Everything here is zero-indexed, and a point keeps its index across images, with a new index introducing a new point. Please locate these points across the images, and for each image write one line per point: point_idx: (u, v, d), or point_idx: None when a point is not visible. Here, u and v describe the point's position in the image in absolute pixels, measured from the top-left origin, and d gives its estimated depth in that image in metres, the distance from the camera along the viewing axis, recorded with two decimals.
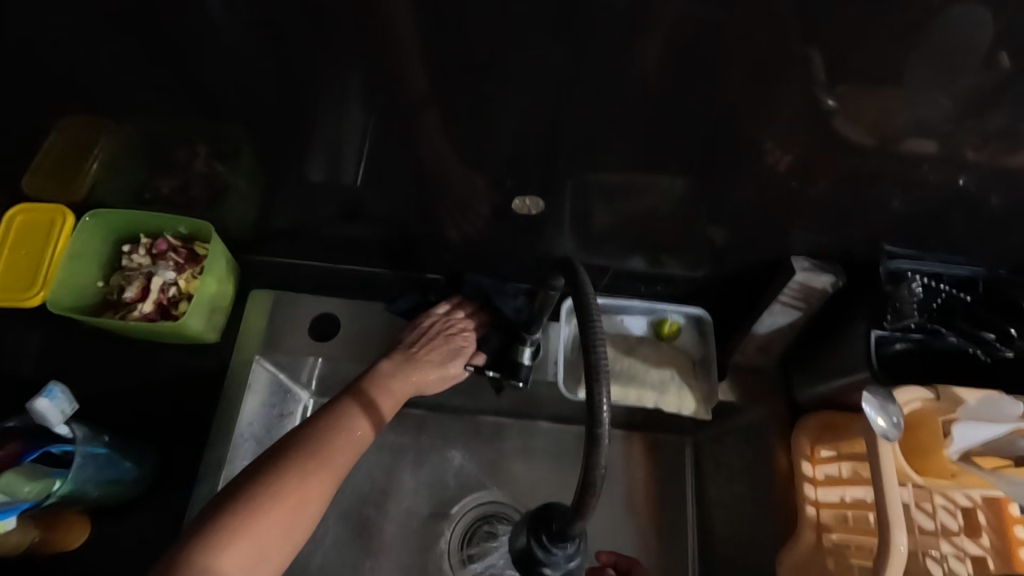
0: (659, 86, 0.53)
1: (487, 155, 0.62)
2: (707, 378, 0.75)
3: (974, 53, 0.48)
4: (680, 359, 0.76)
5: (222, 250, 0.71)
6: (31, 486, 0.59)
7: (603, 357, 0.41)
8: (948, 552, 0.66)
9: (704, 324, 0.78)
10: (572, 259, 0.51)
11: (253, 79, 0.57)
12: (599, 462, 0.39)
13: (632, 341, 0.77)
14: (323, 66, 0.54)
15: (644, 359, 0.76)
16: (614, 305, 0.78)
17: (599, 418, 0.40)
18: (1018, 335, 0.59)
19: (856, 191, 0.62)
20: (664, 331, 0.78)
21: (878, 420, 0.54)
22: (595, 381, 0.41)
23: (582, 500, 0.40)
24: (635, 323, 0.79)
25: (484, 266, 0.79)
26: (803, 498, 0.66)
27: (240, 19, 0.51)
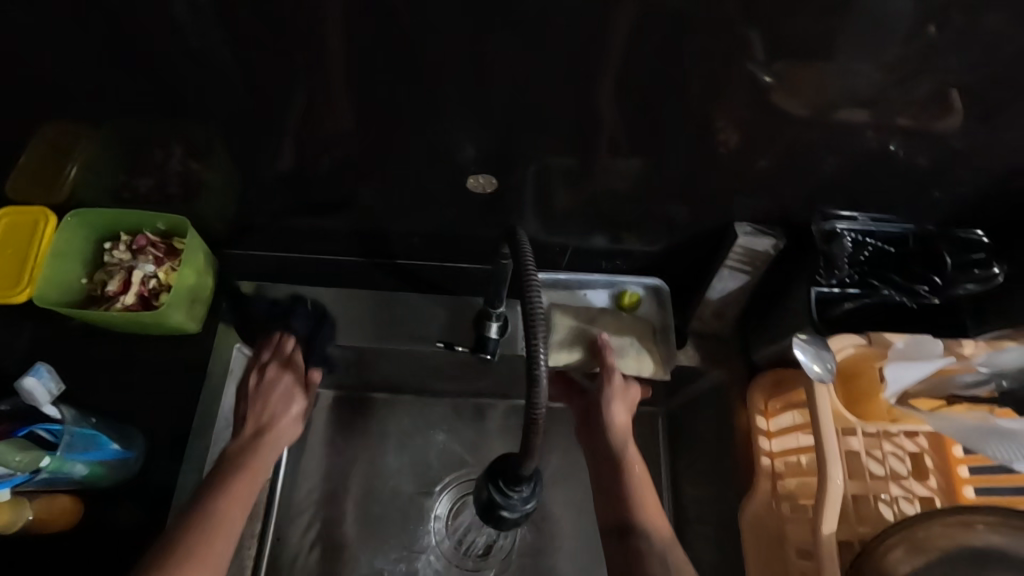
0: (602, 68, 0.56)
1: (448, 141, 0.65)
2: (666, 343, 0.79)
3: (892, 27, 0.51)
4: (639, 327, 0.80)
5: (201, 244, 0.74)
6: (22, 455, 0.62)
7: (541, 320, 0.44)
8: (898, 495, 0.70)
9: (662, 294, 0.82)
10: (518, 228, 0.55)
11: (223, 80, 0.60)
12: (540, 403, 0.43)
13: (595, 311, 0.81)
14: (289, 63, 0.58)
15: (606, 326, 0.79)
16: (577, 277, 0.82)
17: (538, 367, 0.44)
18: (943, 285, 0.65)
19: (797, 161, 0.65)
20: (626, 300, 0.81)
21: (814, 366, 0.59)
22: (534, 342, 0.44)
23: (530, 441, 0.44)
24: (598, 295, 0.82)
25: (454, 252, 0.82)
26: (758, 450, 0.70)
27: (209, 22, 0.54)
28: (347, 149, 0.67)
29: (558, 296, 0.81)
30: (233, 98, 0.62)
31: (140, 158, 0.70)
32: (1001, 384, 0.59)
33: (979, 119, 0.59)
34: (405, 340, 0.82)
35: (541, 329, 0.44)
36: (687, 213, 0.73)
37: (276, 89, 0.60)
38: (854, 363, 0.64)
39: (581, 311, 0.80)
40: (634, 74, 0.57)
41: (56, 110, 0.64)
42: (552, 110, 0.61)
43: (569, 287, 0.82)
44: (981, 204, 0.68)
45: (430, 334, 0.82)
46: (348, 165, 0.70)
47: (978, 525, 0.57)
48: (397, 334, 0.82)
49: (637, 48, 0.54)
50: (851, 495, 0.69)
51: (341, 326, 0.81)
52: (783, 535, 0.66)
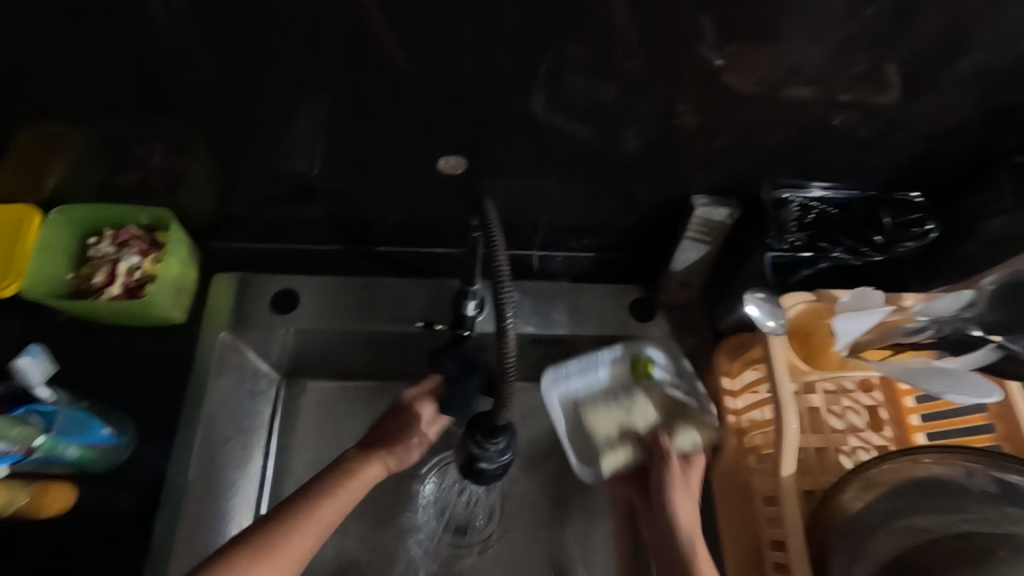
0: (565, 53, 0.60)
1: (423, 128, 0.69)
2: (697, 398, 0.76)
3: (828, 7, 0.56)
4: (663, 393, 0.77)
5: (183, 235, 0.76)
6: (18, 430, 0.66)
7: (505, 282, 0.47)
8: (856, 446, 0.74)
9: (670, 346, 0.78)
10: (487, 201, 0.58)
11: (204, 76, 0.63)
12: (509, 353, 0.47)
13: (620, 398, 0.77)
14: (267, 58, 0.60)
15: (635, 409, 0.76)
16: (584, 362, 0.78)
17: (505, 327, 0.46)
18: (885, 244, 0.70)
19: (750, 137, 0.70)
20: (640, 369, 0.78)
21: (769, 321, 0.63)
22: (500, 306, 0.47)
23: (503, 394, 0.48)
24: (612, 371, 0.79)
25: (433, 238, 0.86)
26: (724, 409, 0.74)
27: (191, 21, 0.57)
28: (327, 140, 0.70)
29: (575, 389, 0.78)
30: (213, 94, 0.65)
31: (122, 155, 0.72)
32: (940, 330, 0.63)
33: (912, 91, 0.64)
34: (385, 322, 0.84)
35: (508, 289, 0.47)
36: (652, 189, 0.78)
37: (255, 84, 0.63)
38: (809, 319, 0.68)
39: (607, 402, 0.77)
40: (596, 58, 0.60)
41: (40, 112, 0.67)
42: (519, 95, 0.64)
43: (583, 374, 0.79)
44: (920, 170, 0.73)
45: (409, 315, 0.84)
46: (328, 155, 0.73)
47: (923, 459, 0.60)
48: (376, 317, 0.84)
49: (596, 33, 0.58)
50: (812, 448, 0.74)
51: (317, 313, 0.83)
52: (747, 484, 0.70)
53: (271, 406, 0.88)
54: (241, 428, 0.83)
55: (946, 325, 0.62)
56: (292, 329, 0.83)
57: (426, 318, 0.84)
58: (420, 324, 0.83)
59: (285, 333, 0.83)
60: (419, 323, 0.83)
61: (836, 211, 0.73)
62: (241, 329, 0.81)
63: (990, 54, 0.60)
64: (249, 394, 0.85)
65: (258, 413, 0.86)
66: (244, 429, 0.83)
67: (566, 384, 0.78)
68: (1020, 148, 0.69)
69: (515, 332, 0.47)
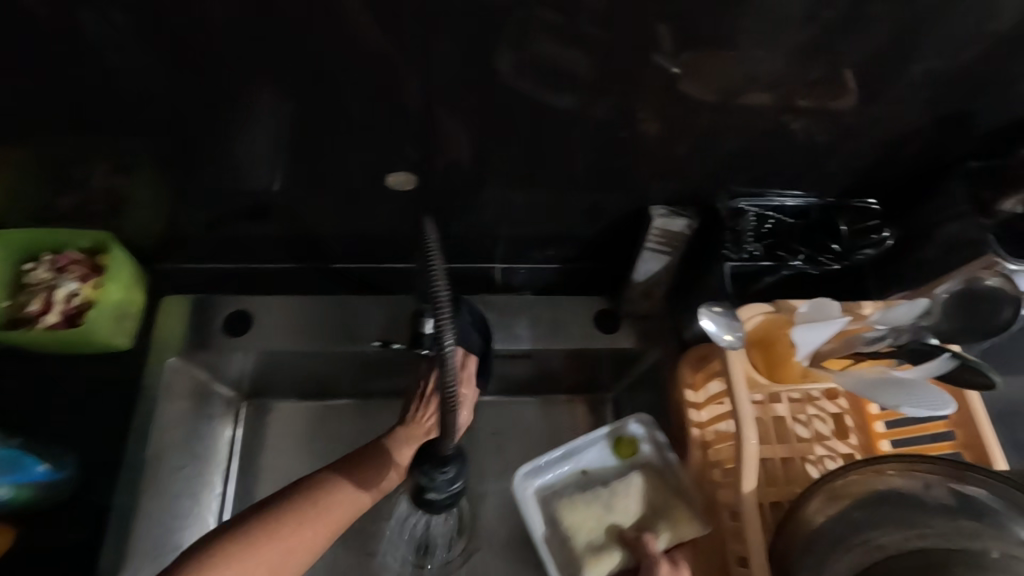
0: (515, 62, 0.59)
1: (376, 142, 0.67)
2: (680, 487, 0.73)
3: (779, 14, 0.55)
4: (648, 476, 0.75)
5: (126, 259, 0.73)
6: None
7: (443, 305, 0.44)
8: (823, 454, 0.73)
9: (651, 427, 0.77)
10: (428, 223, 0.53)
11: (142, 93, 0.60)
12: (450, 378, 0.45)
13: (603, 489, 0.74)
14: (206, 73, 0.58)
15: (619, 495, 0.73)
16: (563, 451, 0.77)
17: (444, 343, 0.44)
18: (842, 252, 0.70)
19: (710, 145, 0.69)
20: (622, 450, 0.77)
21: (726, 335, 0.62)
22: (439, 329, 0.45)
23: (446, 420, 0.46)
24: (591, 457, 0.77)
25: (396, 254, 0.84)
26: (689, 422, 0.72)
27: (123, 38, 0.55)
28: (277, 155, 0.68)
29: (554, 478, 0.76)
30: (154, 112, 0.62)
31: (60, 177, 0.69)
32: (897, 339, 0.62)
33: (868, 98, 0.64)
34: (343, 342, 0.82)
35: (446, 306, 0.45)
36: (613, 200, 0.77)
37: (196, 100, 0.61)
38: (770, 330, 0.67)
39: (588, 492, 0.73)
40: (547, 67, 0.59)
41: None
42: (471, 108, 0.63)
43: (561, 463, 0.76)
44: (877, 175, 0.73)
45: (367, 334, 0.83)
46: (279, 171, 0.71)
47: (887, 471, 0.59)
48: (333, 336, 0.82)
49: (546, 41, 0.57)
50: (778, 458, 0.73)
51: (270, 332, 0.81)
52: (715, 498, 0.69)
53: (231, 429, 0.85)
54: (197, 454, 0.80)
55: (904, 334, 0.62)
56: (250, 352, 0.81)
57: (383, 338, 0.83)
58: (377, 342, 0.82)
59: (237, 356, 0.80)
60: (377, 341, 0.82)
61: (792, 219, 0.73)
62: (194, 354, 0.79)
63: (941, 59, 0.60)
64: (206, 418, 0.82)
65: (216, 436, 0.83)
66: (201, 455, 0.81)
67: (544, 473, 0.76)
68: (972, 152, 0.70)
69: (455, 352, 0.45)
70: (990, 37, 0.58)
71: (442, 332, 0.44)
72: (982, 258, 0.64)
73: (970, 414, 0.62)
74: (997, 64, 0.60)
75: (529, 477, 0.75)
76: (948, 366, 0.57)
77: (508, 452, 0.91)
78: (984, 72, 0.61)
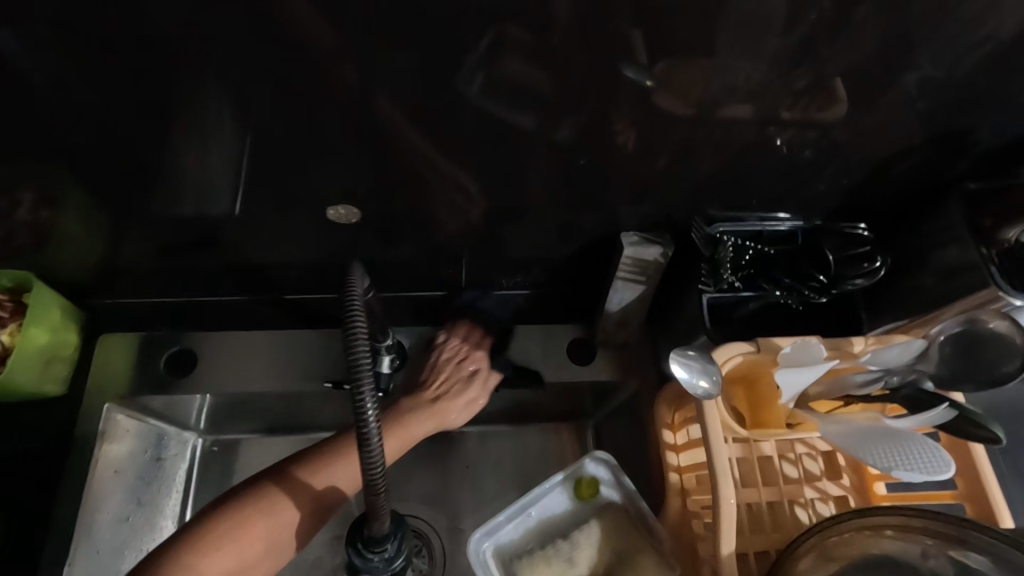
0: (463, 76, 0.53)
1: (320, 165, 0.61)
2: (646, 530, 0.69)
3: (757, 21, 0.49)
4: (612, 520, 0.70)
5: (53, 300, 0.69)
6: None
7: (364, 365, 0.43)
8: (813, 497, 0.65)
9: (610, 465, 0.72)
10: (357, 265, 0.52)
11: (58, 114, 0.55)
12: (374, 461, 0.44)
13: (561, 542, 0.69)
14: (124, 91, 0.53)
15: (580, 547, 0.68)
16: (515, 506, 0.71)
17: (365, 414, 0.43)
18: (829, 283, 0.63)
19: (686, 164, 0.63)
20: (582, 492, 0.72)
21: (700, 381, 0.58)
22: (359, 391, 0.43)
23: (375, 505, 0.46)
24: (550, 504, 0.72)
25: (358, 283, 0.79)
26: (666, 466, 0.66)
27: (29, 53, 0.50)
28: (214, 181, 0.62)
29: (508, 536, 0.70)
30: (73, 134, 0.57)
31: None
32: (891, 380, 0.57)
33: (859, 110, 0.58)
34: (294, 381, 0.78)
35: (366, 379, 0.43)
36: (585, 221, 0.71)
37: (118, 121, 0.56)
38: (753, 368, 0.63)
39: (547, 547, 0.69)
40: (502, 82, 0.53)
41: None
42: (421, 127, 0.57)
43: (515, 518, 0.71)
44: (867, 194, 0.68)
45: (318, 372, 0.79)
46: (217, 198, 0.65)
47: (885, 530, 0.53)
48: (288, 374, 0.79)
49: (497, 54, 0.51)
50: (764, 502, 0.64)
51: (217, 370, 0.78)
52: (694, 549, 0.63)
53: (186, 467, 0.81)
54: (142, 501, 0.76)
55: (898, 375, 0.56)
56: (209, 394, 0.78)
57: (333, 378, 0.79)
58: (329, 383, 0.78)
59: (196, 397, 0.77)
60: (328, 381, 0.78)
61: (773, 250, 0.67)
62: (139, 399, 0.76)
63: (939, 67, 0.54)
64: (153, 462, 0.78)
65: (165, 480, 0.79)
66: (149, 501, 0.77)
67: (499, 532, 0.70)
68: (970, 171, 0.64)
69: (378, 425, 0.44)
70: (994, 44, 0.52)
71: (363, 404, 0.43)
72: (983, 292, 0.58)
73: (975, 467, 0.56)
74: (1000, 73, 0.54)
75: (482, 541, 0.69)
76: (946, 417, 0.51)
77: (480, 486, 0.84)
78: (986, 81, 0.55)
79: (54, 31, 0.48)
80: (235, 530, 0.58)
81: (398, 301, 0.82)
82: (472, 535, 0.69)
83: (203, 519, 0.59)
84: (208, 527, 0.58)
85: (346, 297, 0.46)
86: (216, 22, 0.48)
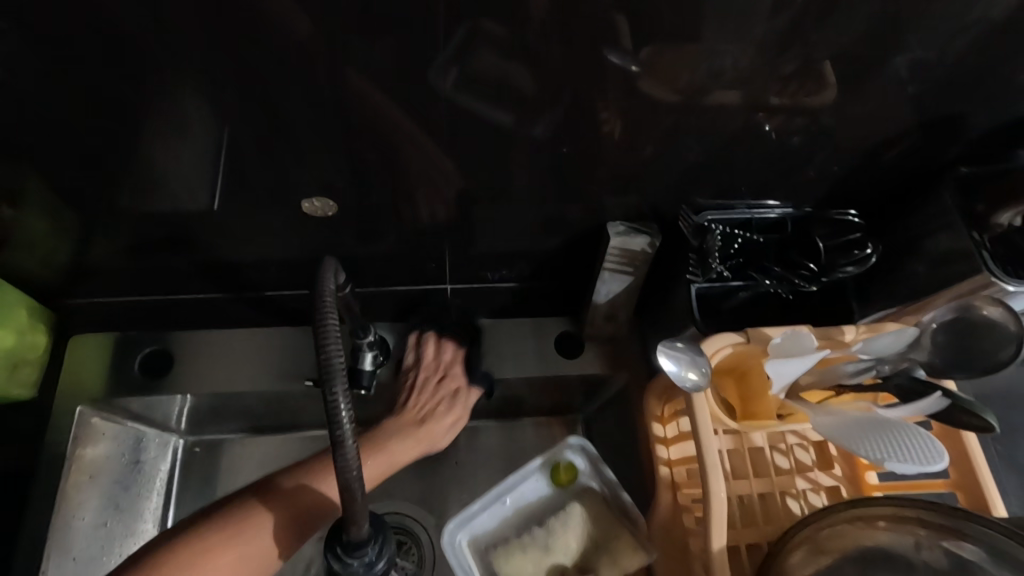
0: (440, 62, 0.50)
1: (295, 157, 0.59)
2: (627, 517, 0.70)
3: (746, 1, 0.47)
4: (589, 504, 0.72)
5: (18, 301, 0.67)
6: None
7: (336, 358, 0.41)
8: (805, 488, 0.64)
9: (589, 451, 0.74)
10: (334, 258, 0.52)
11: (12, 105, 0.52)
12: (350, 466, 0.42)
13: (538, 530, 0.69)
14: (81, 80, 0.50)
15: (557, 534, 0.69)
16: (490, 494, 0.71)
17: (340, 419, 0.42)
18: (819, 271, 0.61)
19: (672, 151, 0.61)
20: (560, 477, 0.73)
21: (689, 374, 0.57)
22: (331, 383, 0.41)
23: (351, 507, 0.45)
24: (527, 492, 0.73)
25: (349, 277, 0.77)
26: (656, 460, 0.65)
27: None
28: (182, 175, 0.60)
29: (484, 525, 0.71)
30: (30, 127, 0.54)
31: None
32: (882, 369, 0.55)
33: (849, 94, 0.56)
34: (274, 382, 0.76)
35: (339, 378, 0.41)
36: (572, 212, 0.69)
37: (76, 113, 0.53)
38: (741, 359, 0.62)
39: (523, 536, 0.69)
40: (483, 67, 0.51)
41: None
42: (399, 117, 0.55)
43: (490, 508, 0.71)
44: (856, 181, 0.66)
45: (300, 372, 0.77)
46: (187, 193, 0.62)
47: (877, 522, 0.52)
48: (270, 374, 0.76)
49: (474, 37, 0.49)
50: (756, 494, 0.63)
51: (193, 372, 0.76)
52: (686, 545, 0.62)
53: (168, 468, 0.79)
54: (122, 507, 0.74)
55: (890, 364, 0.55)
56: (188, 393, 0.75)
57: (315, 376, 0.76)
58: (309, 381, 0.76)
59: (176, 398, 0.75)
60: (309, 380, 0.76)
61: (762, 239, 0.65)
62: (114, 401, 0.73)
63: (930, 49, 0.52)
64: (130, 466, 0.76)
65: (145, 483, 0.77)
66: (129, 507, 0.75)
67: (474, 522, 0.70)
68: (963, 156, 0.63)
69: (353, 427, 0.42)
70: (987, 24, 0.51)
71: (335, 405, 0.41)
72: (977, 279, 0.58)
73: (969, 456, 0.55)
74: (992, 55, 0.53)
75: (458, 529, 0.69)
76: (938, 406, 0.50)
77: (470, 483, 0.83)
78: (978, 63, 0.54)
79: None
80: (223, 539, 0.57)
81: (382, 296, 0.80)
82: (447, 523, 0.69)
83: (232, 505, 0.60)
84: (234, 515, 0.59)
85: (315, 295, 0.44)
86: (176, 6, 0.45)
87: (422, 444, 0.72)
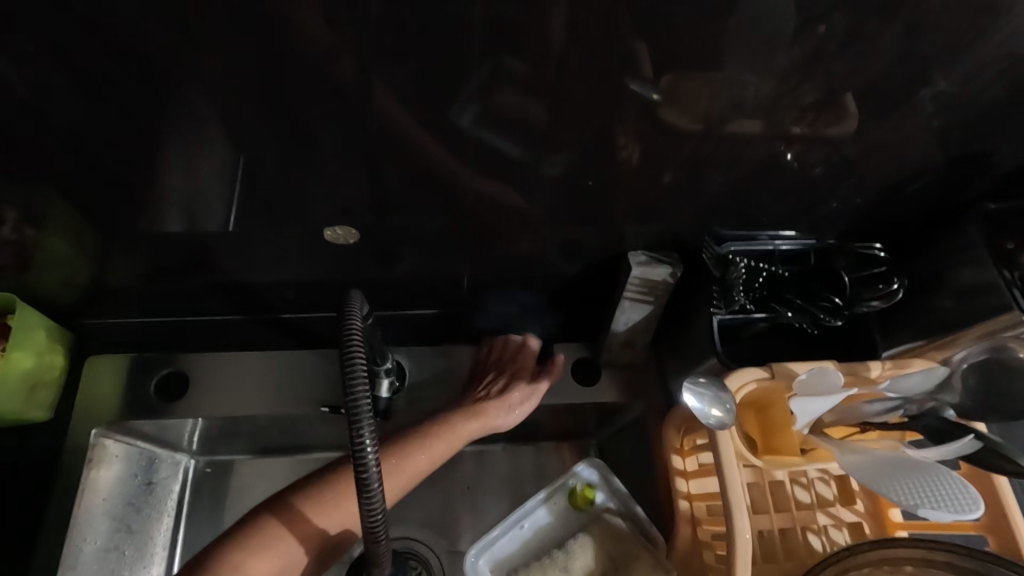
0: (461, 89, 0.50)
1: (314, 181, 0.59)
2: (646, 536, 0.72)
3: (769, 32, 0.47)
4: (604, 529, 0.73)
5: (38, 322, 0.68)
6: None
7: (361, 398, 0.42)
8: (826, 523, 0.62)
9: (604, 474, 0.76)
10: (359, 289, 0.53)
11: (40, 129, 0.52)
12: (375, 507, 0.44)
13: (558, 551, 0.71)
14: (107, 105, 0.50)
15: (575, 556, 0.71)
16: (510, 518, 0.74)
17: (365, 455, 0.43)
18: (844, 305, 0.61)
19: (694, 179, 0.61)
20: (578, 500, 0.75)
21: (712, 410, 0.56)
22: (356, 423, 0.42)
23: (375, 546, 0.47)
24: (543, 516, 0.75)
25: (370, 298, 0.77)
26: (675, 493, 0.64)
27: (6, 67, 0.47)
28: (203, 198, 0.60)
29: (504, 549, 0.73)
30: (56, 147, 0.54)
31: None
32: (909, 409, 0.56)
33: (872, 124, 0.56)
34: (287, 404, 0.76)
35: (365, 416, 0.42)
36: (591, 237, 0.69)
37: (102, 137, 0.53)
38: (766, 393, 0.61)
39: (543, 558, 0.71)
40: (501, 97, 0.51)
41: None
42: (418, 144, 0.55)
43: (509, 532, 0.74)
44: (878, 211, 0.66)
45: (314, 397, 0.76)
46: (208, 217, 0.62)
47: (906, 567, 0.51)
48: (285, 397, 0.76)
49: (494, 66, 0.48)
50: (776, 529, 0.61)
51: (207, 394, 0.76)
52: None
53: (178, 491, 0.78)
54: (133, 530, 0.74)
55: (916, 404, 0.55)
56: (202, 417, 0.75)
57: (331, 403, 0.76)
58: (325, 409, 0.75)
59: (188, 422, 0.75)
60: (325, 407, 0.75)
61: (787, 272, 0.65)
62: (127, 424, 0.74)
63: (955, 81, 0.52)
64: (142, 487, 0.76)
65: (157, 505, 0.76)
66: (140, 529, 0.75)
67: (495, 545, 0.73)
68: (986, 187, 0.63)
69: (378, 464, 0.43)
70: (1014, 58, 0.50)
71: (362, 443, 0.42)
72: (1006, 317, 0.56)
73: (999, 499, 0.54)
74: (1018, 85, 0.52)
75: (483, 547, 0.72)
76: (971, 448, 0.50)
77: (482, 509, 0.82)
78: (1003, 94, 0.53)
79: (29, 43, 0.46)
80: (256, 548, 0.59)
81: (396, 320, 0.80)
82: (470, 552, 0.71)
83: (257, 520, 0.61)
84: (254, 531, 0.60)
85: (342, 334, 0.45)
86: (200, 34, 0.45)
87: (484, 427, 0.73)
